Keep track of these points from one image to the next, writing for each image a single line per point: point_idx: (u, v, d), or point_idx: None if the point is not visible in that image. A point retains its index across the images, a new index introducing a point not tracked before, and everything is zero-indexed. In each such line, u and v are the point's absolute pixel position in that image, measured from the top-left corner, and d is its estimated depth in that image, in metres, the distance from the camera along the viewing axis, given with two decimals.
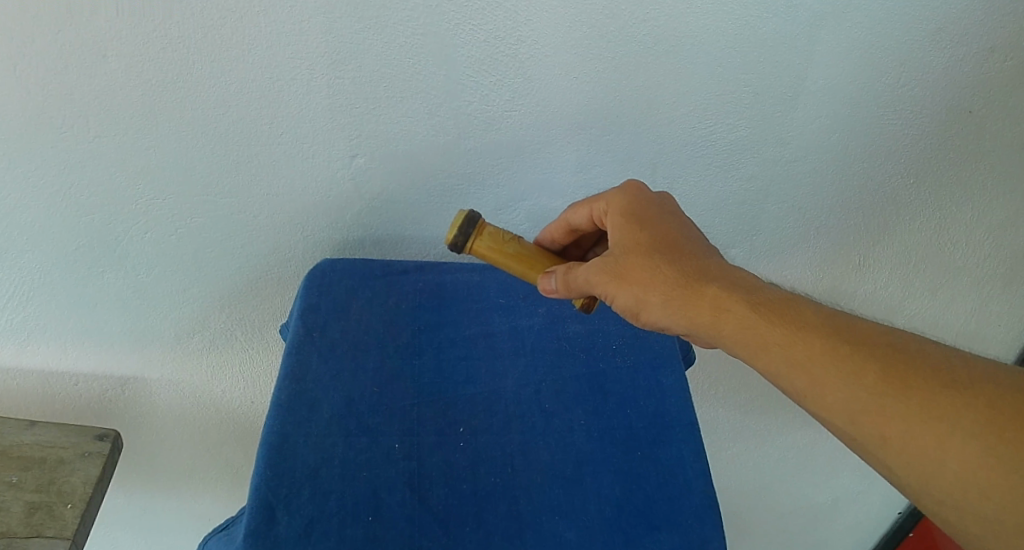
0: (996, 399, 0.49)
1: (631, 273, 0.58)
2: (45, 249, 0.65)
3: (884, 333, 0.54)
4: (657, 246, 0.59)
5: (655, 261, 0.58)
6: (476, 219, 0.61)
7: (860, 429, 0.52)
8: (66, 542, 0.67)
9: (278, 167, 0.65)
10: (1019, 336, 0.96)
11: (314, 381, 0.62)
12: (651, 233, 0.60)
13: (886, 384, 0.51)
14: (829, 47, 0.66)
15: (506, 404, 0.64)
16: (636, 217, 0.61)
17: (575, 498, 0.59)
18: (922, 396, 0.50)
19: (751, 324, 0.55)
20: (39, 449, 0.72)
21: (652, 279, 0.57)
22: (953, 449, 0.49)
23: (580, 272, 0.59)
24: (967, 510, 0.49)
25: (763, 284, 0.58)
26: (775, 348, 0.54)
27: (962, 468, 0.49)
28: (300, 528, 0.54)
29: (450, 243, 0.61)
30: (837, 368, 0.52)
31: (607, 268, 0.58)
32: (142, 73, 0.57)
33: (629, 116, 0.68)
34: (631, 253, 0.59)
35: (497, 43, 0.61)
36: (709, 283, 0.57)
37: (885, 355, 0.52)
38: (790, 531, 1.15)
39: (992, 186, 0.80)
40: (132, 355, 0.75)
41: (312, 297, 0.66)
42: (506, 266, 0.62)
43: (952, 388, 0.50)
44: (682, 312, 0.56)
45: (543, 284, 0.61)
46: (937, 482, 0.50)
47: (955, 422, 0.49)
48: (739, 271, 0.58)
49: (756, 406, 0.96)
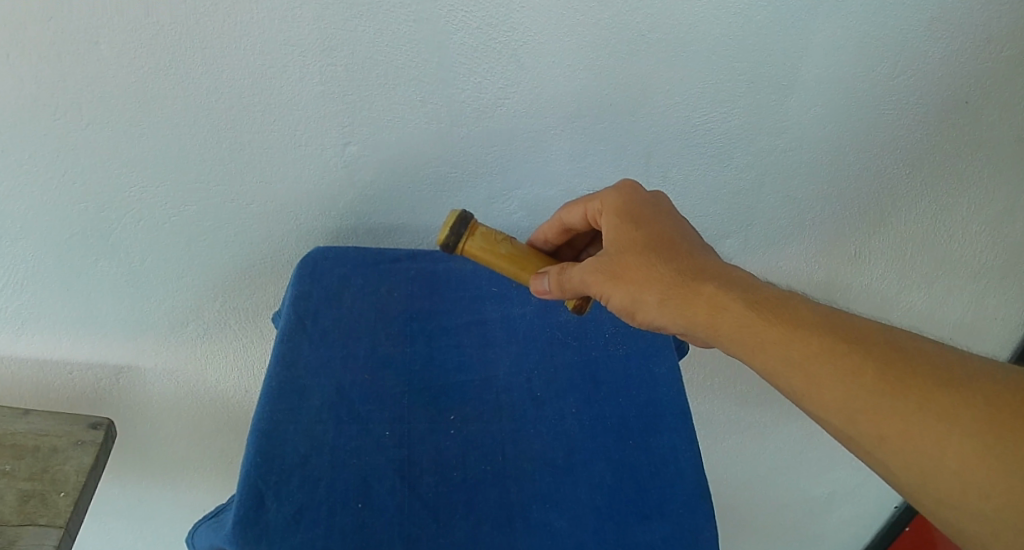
0: (993, 397, 0.49)
1: (626, 272, 0.58)
2: (39, 237, 0.65)
3: (880, 331, 0.54)
4: (652, 245, 0.59)
5: (650, 260, 0.58)
6: (468, 219, 0.61)
7: (857, 428, 0.51)
8: (59, 531, 0.67)
9: (271, 155, 0.65)
10: (1016, 329, 0.95)
11: (305, 369, 0.62)
12: (645, 232, 0.59)
13: (884, 382, 0.51)
14: (824, 37, 0.66)
15: (497, 393, 0.64)
16: (631, 216, 0.61)
17: (567, 486, 0.59)
18: (919, 394, 0.50)
19: (747, 322, 0.55)
20: (32, 438, 0.72)
21: (647, 279, 0.57)
22: (950, 447, 0.49)
23: (574, 272, 0.59)
24: (966, 510, 0.49)
25: (758, 282, 0.57)
26: (771, 347, 0.54)
27: (960, 467, 0.48)
28: (289, 516, 0.53)
29: (444, 246, 0.61)
30: (834, 367, 0.52)
31: (602, 269, 0.58)
32: (133, 59, 0.57)
33: (622, 105, 0.68)
34: (626, 253, 0.59)
35: (490, 30, 0.61)
36: (705, 282, 0.57)
37: (881, 354, 0.52)
38: (786, 525, 1.14)
39: (989, 177, 0.79)
40: (127, 343, 0.76)
41: (304, 285, 0.66)
42: (501, 269, 0.62)
43: (948, 386, 0.50)
44: (678, 311, 0.56)
45: (536, 285, 0.61)
46: (935, 482, 0.49)
47: (952, 420, 0.49)
48: (734, 269, 0.58)
49: (751, 398, 0.96)
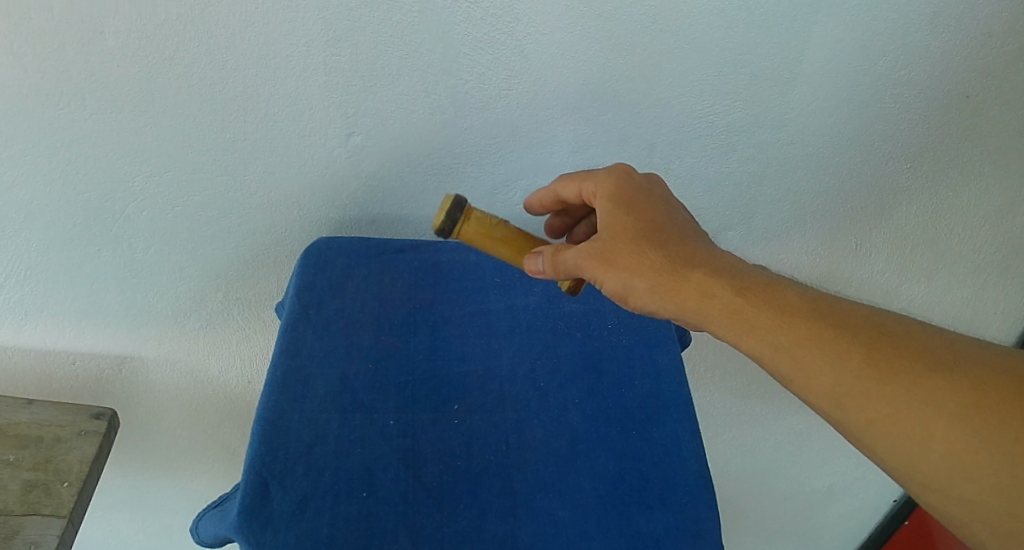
0: (979, 381, 0.49)
1: (619, 259, 0.57)
2: (43, 227, 0.66)
3: (867, 317, 0.54)
4: (645, 233, 0.58)
5: (643, 247, 0.57)
6: (463, 203, 0.59)
7: (845, 412, 0.52)
8: (63, 520, 0.67)
9: (275, 146, 0.65)
10: (1015, 323, 0.96)
11: (309, 358, 0.62)
12: (639, 219, 0.59)
13: (872, 368, 0.51)
14: (826, 30, 0.66)
15: (500, 383, 0.64)
16: (624, 202, 0.60)
17: (570, 475, 0.60)
18: (906, 380, 0.50)
19: (735, 310, 0.55)
20: (35, 428, 0.72)
21: (640, 266, 0.57)
22: (937, 432, 0.49)
23: (568, 255, 0.58)
24: (954, 493, 0.49)
25: (747, 269, 0.57)
26: (761, 333, 0.54)
27: (948, 451, 0.49)
28: (293, 504, 0.53)
29: (437, 230, 0.59)
30: (821, 353, 0.52)
31: (595, 254, 0.58)
32: (137, 50, 0.57)
33: (626, 97, 0.68)
34: (619, 240, 0.58)
35: (495, 21, 0.61)
36: (695, 269, 0.57)
37: (867, 339, 0.52)
38: (786, 518, 1.15)
39: (989, 171, 0.80)
40: (130, 334, 0.76)
41: (308, 274, 0.66)
42: (502, 238, 0.60)
43: (935, 371, 0.50)
44: (669, 296, 0.56)
45: (533, 265, 0.60)
46: (924, 466, 0.49)
47: (940, 405, 0.49)
48: (723, 256, 0.58)
49: (752, 390, 0.96)
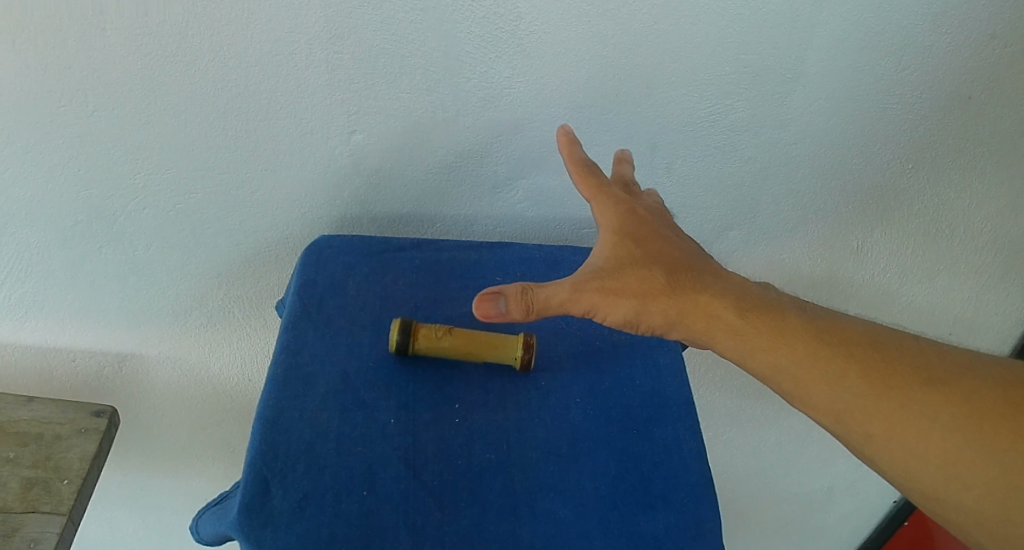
0: (975, 393, 0.49)
1: (624, 290, 0.55)
2: (43, 224, 0.65)
3: (863, 331, 0.54)
4: (651, 260, 0.57)
5: (649, 275, 0.56)
6: (407, 325, 0.62)
7: (845, 427, 0.52)
8: (62, 518, 0.67)
9: (276, 143, 0.65)
10: (1017, 326, 0.95)
11: (310, 356, 0.62)
12: (645, 249, 0.57)
13: (869, 383, 0.51)
14: (829, 29, 0.66)
15: (501, 382, 0.64)
16: (629, 233, 0.58)
17: (571, 475, 0.59)
18: (903, 393, 0.51)
19: (738, 330, 0.55)
20: (35, 425, 0.72)
21: (645, 294, 0.55)
22: (934, 443, 0.49)
23: (552, 293, 0.55)
24: (955, 503, 0.49)
25: (748, 286, 0.57)
26: (763, 353, 0.54)
27: (946, 462, 0.49)
28: (294, 503, 0.53)
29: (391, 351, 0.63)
30: (820, 369, 0.52)
31: (595, 287, 0.55)
32: (139, 46, 0.57)
33: (628, 96, 0.68)
34: (623, 270, 0.56)
35: (497, 19, 0.61)
36: (700, 293, 0.56)
37: (863, 355, 0.52)
38: (785, 519, 1.15)
39: (991, 173, 0.79)
40: (130, 332, 0.76)
41: (309, 273, 0.67)
42: (449, 356, 0.63)
43: (930, 385, 0.51)
44: (674, 319, 0.56)
45: (488, 309, 0.55)
46: (924, 477, 0.50)
47: (936, 417, 0.49)
48: (726, 276, 0.58)
49: (752, 390, 0.96)
